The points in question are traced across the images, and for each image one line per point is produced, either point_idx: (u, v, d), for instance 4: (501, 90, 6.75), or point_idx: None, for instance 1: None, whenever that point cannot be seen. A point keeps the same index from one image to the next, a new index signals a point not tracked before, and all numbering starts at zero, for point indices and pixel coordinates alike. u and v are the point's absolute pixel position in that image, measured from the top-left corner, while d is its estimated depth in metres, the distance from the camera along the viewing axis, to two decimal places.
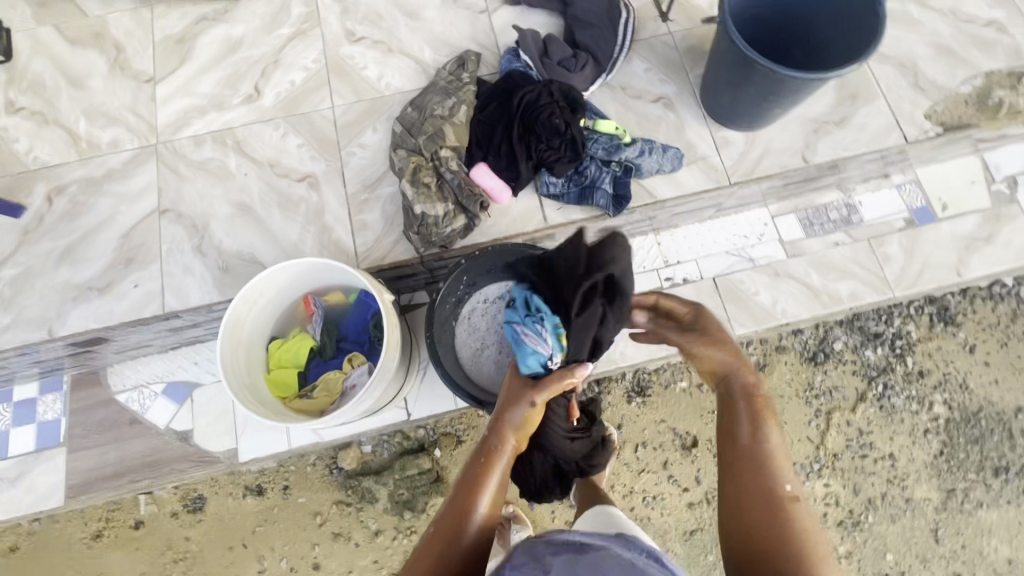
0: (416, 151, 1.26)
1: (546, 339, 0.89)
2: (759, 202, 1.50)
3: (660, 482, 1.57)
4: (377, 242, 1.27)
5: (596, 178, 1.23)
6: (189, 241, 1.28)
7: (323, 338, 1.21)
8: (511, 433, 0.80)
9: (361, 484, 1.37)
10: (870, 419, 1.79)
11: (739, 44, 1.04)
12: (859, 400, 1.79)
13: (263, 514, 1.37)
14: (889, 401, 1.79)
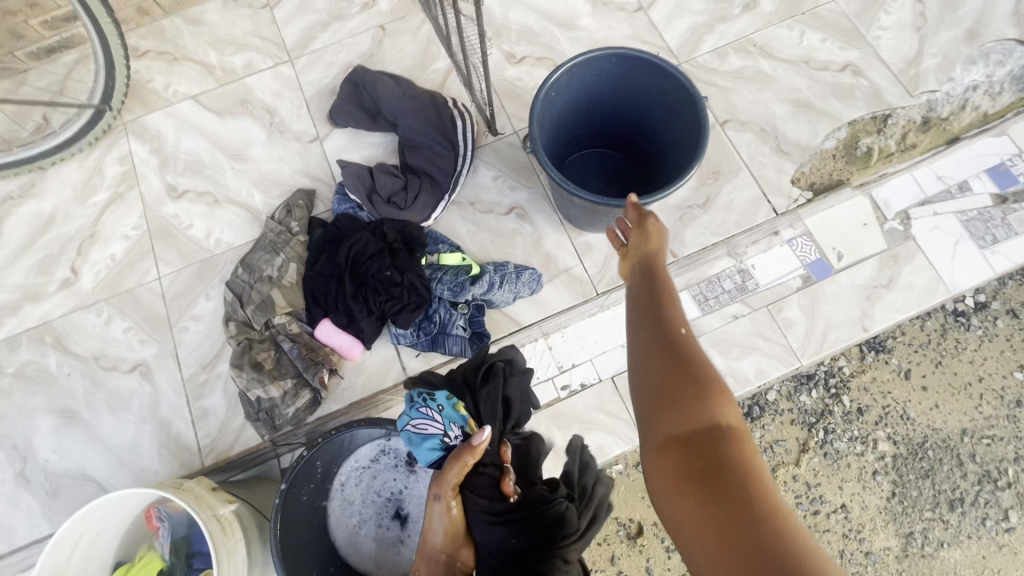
0: (247, 323, 1.13)
1: (431, 417, 0.92)
2: None
3: None
4: (222, 430, 1.13)
5: (447, 322, 1.11)
6: (9, 467, 1.13)
7: (171, 558, 1.07)
8: (435, 547, 0.88)
9: None
10: (816, 470, 1.68)
11: (555, 176, 0.96)
12: (802, 452, 1.68)
13: None
14: (832, 447, 1.69)
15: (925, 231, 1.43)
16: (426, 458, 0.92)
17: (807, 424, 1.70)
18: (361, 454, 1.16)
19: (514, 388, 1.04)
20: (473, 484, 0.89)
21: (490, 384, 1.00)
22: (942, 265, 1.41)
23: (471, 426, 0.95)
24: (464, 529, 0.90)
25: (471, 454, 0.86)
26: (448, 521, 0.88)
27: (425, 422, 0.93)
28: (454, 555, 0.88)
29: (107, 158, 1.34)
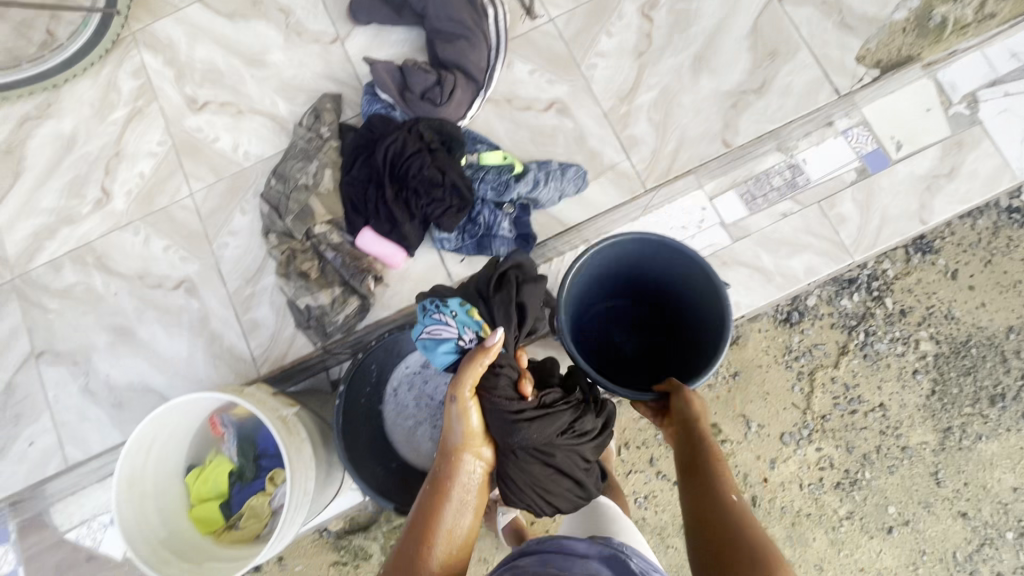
0: (287, 234, 1.11)
1: (444, 320, 0.88)
2: None
3: (649, 480, 1.40)
4: (273, 341, 1.14)
5: (492, 224, 1.08)
6: (74, 382, 1.17)
7: (240, 461, 1.13)
8: (456, 450, 0.86)
9: (352, 543, 1.47)
10: (855, 371, 1.67)
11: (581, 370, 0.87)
12: (841, 354, 1.68)
13: None
14: (872, 348, 1.67)
15: (994, 114, 1.32)
16: (442, 363, 0.89)
17: (847, 326, 1.68)
18: (411, 360, 1.18)
19: (530, 297, 0.97)
20: (491, 386, 0.87)
21: (503, 289, 0.94)
22: (1010, 151, 1.32)
23: (485, 331, 0.90)
24: (483, 432, 0.88)
25: (489, 355, 0.85)
26: (468, 424, 0.86)
27: (439, 327, 0.89)
28: (473, 459, 0.86)
29: (119, 71, 1.27)
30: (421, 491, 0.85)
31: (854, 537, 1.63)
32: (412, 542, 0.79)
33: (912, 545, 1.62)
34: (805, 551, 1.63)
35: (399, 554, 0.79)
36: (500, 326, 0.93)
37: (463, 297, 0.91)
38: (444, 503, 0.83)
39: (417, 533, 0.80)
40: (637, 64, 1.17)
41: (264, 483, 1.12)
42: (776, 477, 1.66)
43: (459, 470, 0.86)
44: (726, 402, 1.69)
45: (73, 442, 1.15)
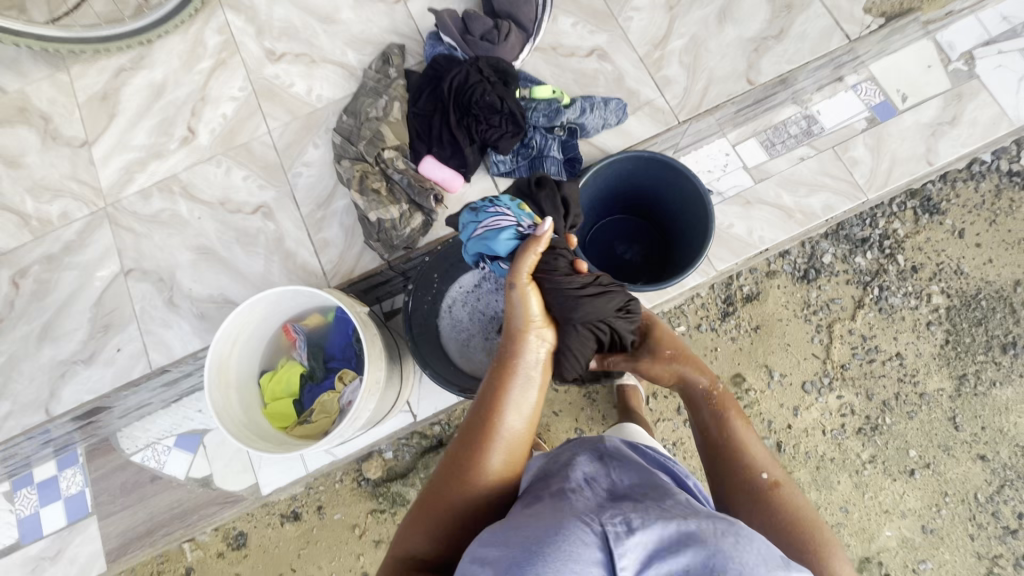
0: (359, 159, 1.24)
1: (502, 210, 0.93)
2: (717, 133, 1.45)
3: (677, 427, 1.54)
4: (343, 258, 1.26)
5: (543, 147, 1.21)
6: (160, 296, 1.28)
7: (310, 364, 1.22)
8: (519, 331, 0.81)
9: (390, 489, 1.48)
10: (872, 323, 1.76)
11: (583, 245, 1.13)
12: (857, 307, 1.76)
13: (303, 537, 1.49)
14: (887, 302, 1.76)
15: (989, 69, 1.46)
16: (506, 249, 0.92)
17: (862, 281, 1.77)
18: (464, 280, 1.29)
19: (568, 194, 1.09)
20: (546, 270, 0.89)
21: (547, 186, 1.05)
22: (1007, 100, 1.45)
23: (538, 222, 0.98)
24: (545, 315, 0.84)
25: (541, 240, 0.86)
26: (532, 306, 0.83)
27: (497, 219, 0.94)
28: (537, 340, 0.81)
29: (207, 28, 1.43)
30: (485, 375, 0.79)
31: (877, 479, 1.68)
32: (481, 420, 0.74)
33: (935, 487, 1.67)
34: (830, 494, 1.68)
35: (467, 437, 0.74)
36: (547, 216, 1.02)
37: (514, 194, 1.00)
38: (511, 382, 0.77)
39: (484, 412, 0.75)
40: (668, 16, 1.32)
41: (332, 383, 1.21)
42: (799, 424, 1.72)
43: (524, 350, 0.80)
44: (750, 355, 1.75)
45: (157, 348, 1.25)
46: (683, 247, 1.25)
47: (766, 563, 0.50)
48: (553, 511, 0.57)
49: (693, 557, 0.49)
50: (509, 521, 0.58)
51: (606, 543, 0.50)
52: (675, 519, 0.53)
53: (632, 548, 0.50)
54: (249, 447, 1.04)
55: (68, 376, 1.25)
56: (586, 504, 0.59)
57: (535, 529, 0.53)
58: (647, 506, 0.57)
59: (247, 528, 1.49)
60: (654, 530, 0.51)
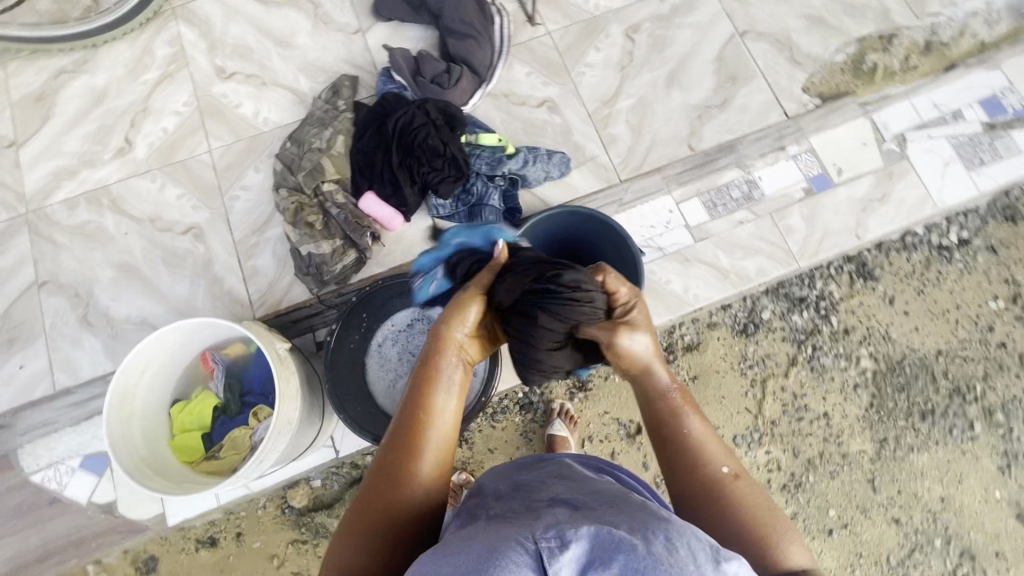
0: (297, 189, 1.22)
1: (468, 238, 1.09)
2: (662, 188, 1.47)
3: None
4: (271, 287, 1.23)
5: (483, 194, 1.21)
6: (73, 312, 1.22)
7: (225, 396, 1.18)
8: (449, 333, 0.78)
9: (314, 520, 1.42)
10: (803, 382, 1.76)
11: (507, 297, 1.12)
12: (791, 365, 1.76)
13: (218, 565, 1.40)
14: (819, 361, 1.76)
15: (919, 151, 1.53)
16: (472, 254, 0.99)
17: (796, 339, 1.76)
18: (396, 321, 1.27)
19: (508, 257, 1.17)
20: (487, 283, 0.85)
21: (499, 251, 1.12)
22: (932, 183, 1.52)
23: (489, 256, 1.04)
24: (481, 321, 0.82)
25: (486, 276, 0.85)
26: (470, 313, 0.80)
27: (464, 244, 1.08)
28: (469, 346, 0.79)
29: (156, 38, 1.40)
30: (410, 376, 0.75)
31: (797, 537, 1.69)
32: (410, 425, 0.69)
33: (851, 548, 1.69)
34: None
35: (393, 441, 0.69)
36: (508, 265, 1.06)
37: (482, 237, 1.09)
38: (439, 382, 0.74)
39: (410, 413, 0.70)
40: (619, 76, 1.36)
41: (246, 418, 1.17)
42: None
43: (452, 351, 0.77)
44: None
45: (64, 367, 1.19)
46: None
47: (690, 556, 0.50)
48: (491, 536, 0.55)
49: (627, 562, 0.47)
50: (447, 547, 0.55)
51: (539, 561, 0.47)
52: (608, 528, 0.52)
53: (567, 563, 0.47)
54: (142, 486, 0.98)
55: None
56: (526, 523, 0.57)
57: (474, 551, 0.50)
58: (583, 519, 0.55)
59: (158, 552, 1.39)
60: (586, 539, 0.49)
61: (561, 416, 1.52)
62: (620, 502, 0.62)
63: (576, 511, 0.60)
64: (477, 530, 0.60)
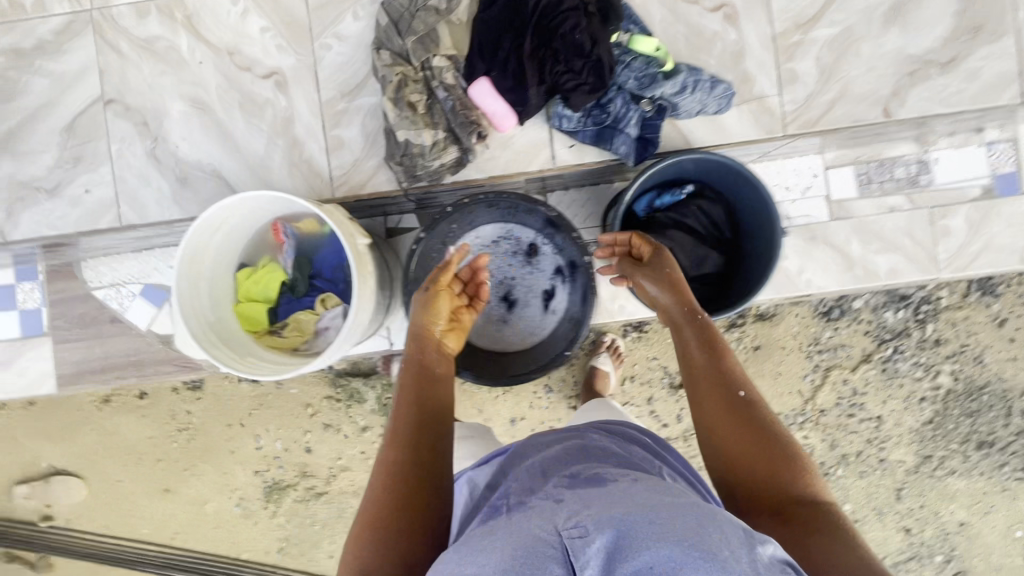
0: (401, 56, 1.01)
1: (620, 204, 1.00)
2: (812, 145, 1.08)
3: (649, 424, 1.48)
4: (355, 166, 1.08)
5: (621, 116, 0.99)
6: (140, 144, 1.10)
7: (294, 273, 1.11)
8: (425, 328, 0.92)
9: (350, 385, 1.52)
10: (869, 381, 1.53)
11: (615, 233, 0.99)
12: (864, 360, 1.50)
13: (259, 399, 1.55)
14: (894, 364, 1.50)
15: None
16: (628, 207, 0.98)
17: (880, 338, 1.49)
18: (482, 233, 1.15)
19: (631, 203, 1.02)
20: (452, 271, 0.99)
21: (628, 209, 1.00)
22: None
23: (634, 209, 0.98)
24: (452, 311, 0.96)
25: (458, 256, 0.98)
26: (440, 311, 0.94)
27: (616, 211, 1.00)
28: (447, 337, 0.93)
29: None
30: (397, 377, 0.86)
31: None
32: (398, 415, 0.80)
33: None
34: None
35: (392, 438, 0.78)
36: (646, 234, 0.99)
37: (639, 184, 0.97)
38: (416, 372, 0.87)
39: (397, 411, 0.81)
40: None
41: (313, 302, 1.11)
42: None
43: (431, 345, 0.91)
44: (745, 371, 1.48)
45: (130, 203, 1.11)
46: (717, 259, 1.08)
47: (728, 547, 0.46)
48: (513, 524, 0.52)
49: (656, 551, 0.44)
50: (472, 538, 0.53)
51: (565, 555, 0.45)
52: (631, 514, 0.48)
53: (593, 555, 0.45)
54: (210, 357, 0.97)
55: (28, 203, 1.12)
56: (551, 504, 0.53)
57: (500, 542, 0.48)
58: (608, 496, 0.52)
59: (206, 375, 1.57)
60: (609, 531, 0.46)
61: (609, 350, 1.34)
62: (649, 480, 0.58)
63: (607, 482, 0.57)
64: (498, 516, 0.58)
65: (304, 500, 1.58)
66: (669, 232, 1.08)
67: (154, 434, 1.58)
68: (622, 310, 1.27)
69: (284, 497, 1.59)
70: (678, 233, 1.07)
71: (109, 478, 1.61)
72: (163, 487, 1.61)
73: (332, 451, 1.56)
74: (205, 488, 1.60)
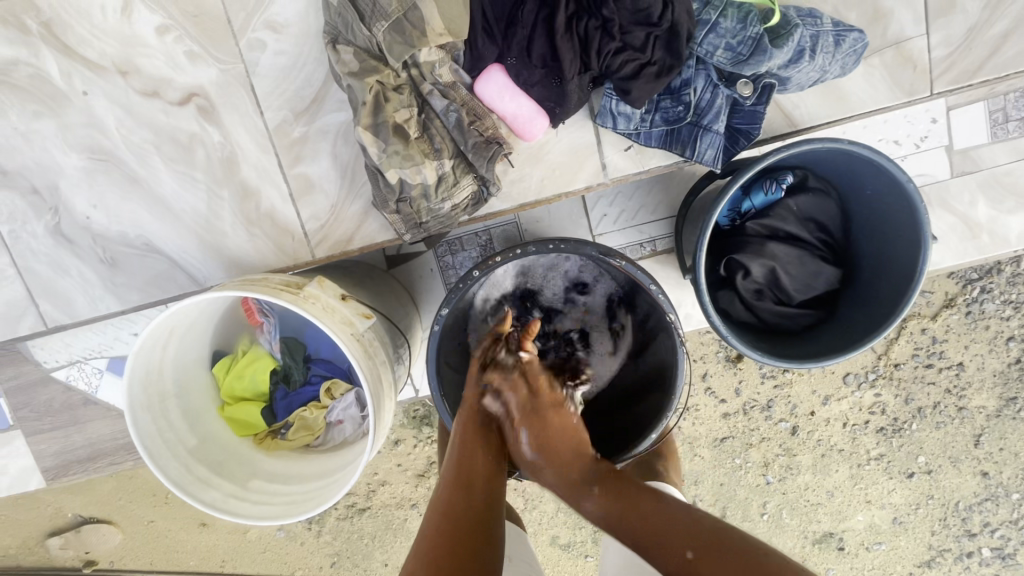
0: (372, 54, 0.68)
1: (710, 217, 0.73)
2: (927, 93, 0.75)
3: (724, 417, 1.24)
4: (335, 214, 0.79)
5: (702, 104, 0.69)
6: (38, 221, 0.81)
7: (285, 360, 0.88)
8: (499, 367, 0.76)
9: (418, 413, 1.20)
10: (948, 329, 1.18)
11: (698, 255, 0.74)
12: (941, 305, 1.16)
13: None
14: (979, 307, 1.16)
15: None
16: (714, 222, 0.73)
17: (965, 277, 1.16)
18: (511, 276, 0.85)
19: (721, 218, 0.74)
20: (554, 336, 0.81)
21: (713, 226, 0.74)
22: None
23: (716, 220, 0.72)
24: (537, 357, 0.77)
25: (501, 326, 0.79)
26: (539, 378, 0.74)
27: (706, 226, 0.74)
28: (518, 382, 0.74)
29: None
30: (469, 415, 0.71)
31: (873, 475, 1.26)
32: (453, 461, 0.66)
33: (924, 489, 1.26)
34: (821, 479, 1.27)
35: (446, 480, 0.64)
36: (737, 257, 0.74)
37: (734, 187, 0.70)
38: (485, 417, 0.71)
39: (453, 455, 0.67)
40: None
41: (317, 391, 0.88)
42: (825, 413, 1.24)
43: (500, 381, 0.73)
44: None
45: (50, 297, 0.84)
46: (836, 274, 0.82)
47: None
48: None
49: None
50: None
51: None
52: None
53: None
54: (203, 502, 0.75)
55: None
56: None
57: None
58: None
59: None
60: None
61: None
62: None
63: None
64: None
65: (347, 516, 1.32)
66: (774, 246, 0.80)
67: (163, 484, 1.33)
68: (686, 319, 1.04)
69: (328, 516, 1.34)
70: (781, 246, 0.80)
71: (142, 520, 1.36)
72: (201, 520, 1.37)
73: (367, 466, 1.29)
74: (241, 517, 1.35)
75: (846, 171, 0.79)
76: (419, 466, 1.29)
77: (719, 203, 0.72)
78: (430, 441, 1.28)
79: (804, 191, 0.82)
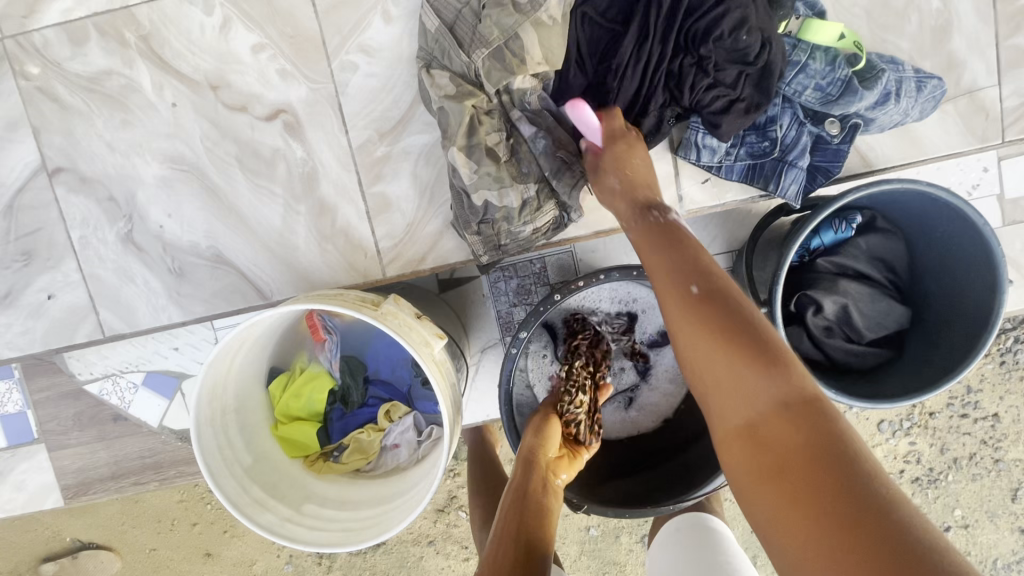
0: (468, 79, 0.70)
1: (786, 252, 0.72)
2: (994, 142, 0.77)
3: None
4: (410, 233, 0.79)
5: (787, 142, 0.71)
6: (111, 227, 0.80)
7: (345, 379, 0.87)
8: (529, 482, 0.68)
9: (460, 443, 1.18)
10: (983, 378, 1.15)
11: (774, 290, 0.74)
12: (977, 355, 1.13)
13: None
14: (1015, 358, 1.14)
15: None
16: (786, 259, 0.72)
17: (1000, 326, 1.13)
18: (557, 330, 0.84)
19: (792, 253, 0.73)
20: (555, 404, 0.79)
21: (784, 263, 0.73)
22: None
23: (789, 253, 0.72)
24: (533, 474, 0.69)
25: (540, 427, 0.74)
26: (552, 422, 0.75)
27: (783, 260, 0.73)
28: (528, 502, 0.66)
29: None
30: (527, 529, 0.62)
31: None
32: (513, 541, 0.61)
33: (961, 544, 1.19)
34: None
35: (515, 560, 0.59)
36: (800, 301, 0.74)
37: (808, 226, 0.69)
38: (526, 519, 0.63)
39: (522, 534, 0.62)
40: None
41: (374, 413, 0.88)
42: None
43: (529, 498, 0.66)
44: None
45: (112, 305, 0.82)
46: (902, 316, 0.82)
47: None
48: None
49: None
50: None
51: None
52: None
53: None
54: (261, 526, 0.71)
55: None
56: None
57: None
58: None
59: None
60: None
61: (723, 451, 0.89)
62: None
63: None
64: None
65: (360, 552, 1.25)
66: (846, 285, 0.81)
67: (170, 510, 1.25)
68: None
69: (340, 551, 1.26)
70: (852, 284, 0.81)
71: (143, 547, 1.27)
72: (204, 551, 1.28)
73: None
74: (248, 548, 1.25)
75: (913, 214, 0.81)
76: (439, 503, 1.22)
77: (794, 240, 0.71)
78: (451, 475, 1.22)
79: (874, 232, 0.83)
